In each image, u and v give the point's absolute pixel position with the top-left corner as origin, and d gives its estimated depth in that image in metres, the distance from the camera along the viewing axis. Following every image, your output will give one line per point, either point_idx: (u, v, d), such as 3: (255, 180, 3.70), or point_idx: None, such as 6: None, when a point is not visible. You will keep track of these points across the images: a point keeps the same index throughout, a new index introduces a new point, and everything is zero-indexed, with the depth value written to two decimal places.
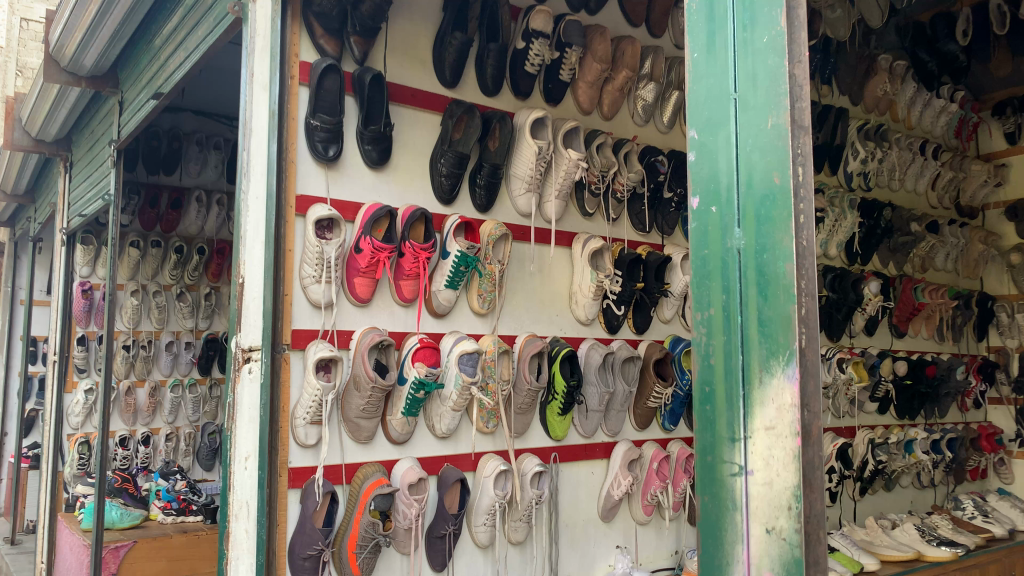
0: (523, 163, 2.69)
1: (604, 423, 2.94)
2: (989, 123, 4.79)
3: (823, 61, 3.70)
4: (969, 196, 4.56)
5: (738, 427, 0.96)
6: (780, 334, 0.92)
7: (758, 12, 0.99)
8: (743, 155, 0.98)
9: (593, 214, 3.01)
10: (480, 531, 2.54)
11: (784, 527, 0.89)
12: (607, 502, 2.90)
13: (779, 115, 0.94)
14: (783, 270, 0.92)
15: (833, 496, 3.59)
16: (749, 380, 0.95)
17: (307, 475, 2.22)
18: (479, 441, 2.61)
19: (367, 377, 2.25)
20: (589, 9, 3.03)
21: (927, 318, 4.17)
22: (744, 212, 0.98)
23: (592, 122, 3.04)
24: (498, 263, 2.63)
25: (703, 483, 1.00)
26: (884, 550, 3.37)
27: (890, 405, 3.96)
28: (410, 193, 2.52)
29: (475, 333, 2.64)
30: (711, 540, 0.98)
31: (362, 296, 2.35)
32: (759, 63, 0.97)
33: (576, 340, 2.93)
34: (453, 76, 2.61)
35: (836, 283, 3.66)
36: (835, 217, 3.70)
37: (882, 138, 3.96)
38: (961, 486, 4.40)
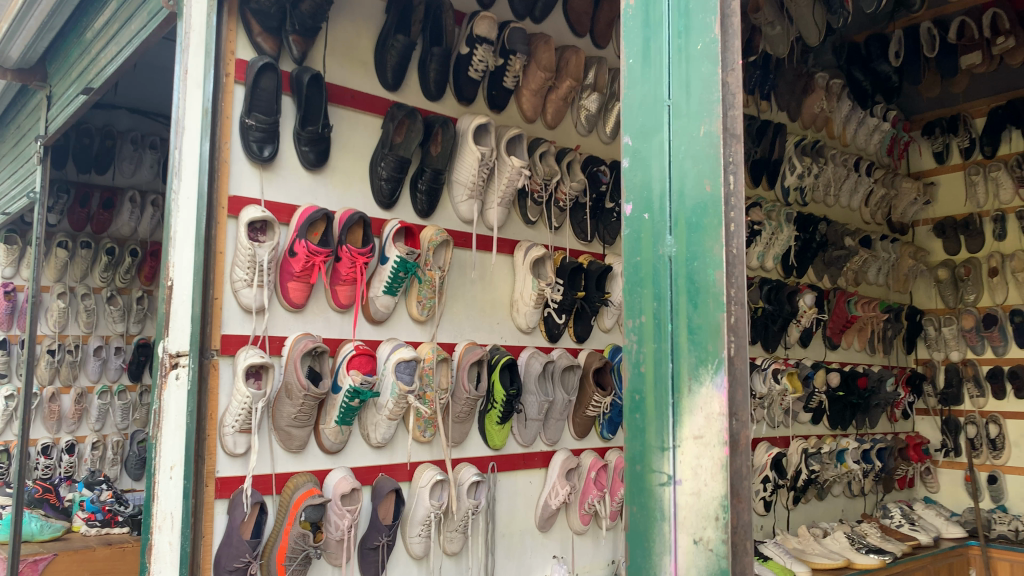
0: (466, 169, 2.66)
1: (543, 432, 2.92)
2: (919, 142, 4.96)
3: (763, 77, 3.79)
4: (900, 212, 4.72)
5: (667, 435, 0.95)
6: (709, 342, 0.91)
7: (692, 20, 0.98)
8: (676, 162, 0.98)
9: (535, 222, 2.99)
10: (415, 542, 2.48)
11: (711, 538, 0.88)
12: (544, 512, 2.88)
13: (712, 123, 0.94)
14: (713, 278, 0.92)
15: (766, 504, 3.64)
16: (678, 389, 0.94)
17: (235, 485, 2.15)
18: (415, 451, 2.56)
19: (300, 385, 2.18)
20: (534, 17, 3.03)
21: (859, 331, 4.30)
22: (676, 219, 0.97)
23: (536, 130, 3.04)
24: (439, 269, 2.59)
25: (631, 492, 0.98)
26: (815, 558, 3.43)
27: (823, 415, 4.04)
28: (349, 197, 2.47)
29: (413, 340, 2.59)
30: (639, 549, 0.97)
31: (296, 301, 2.28)
32: (693, 71, 0.97)
33: (516, 348, 2.91)
34: (395, 79, 2.57)
35: (772, 295, 3.72)
36: (773, 230, 3.75)
37: (818, 154, 4.05)
38: (890, 494, 4.51)
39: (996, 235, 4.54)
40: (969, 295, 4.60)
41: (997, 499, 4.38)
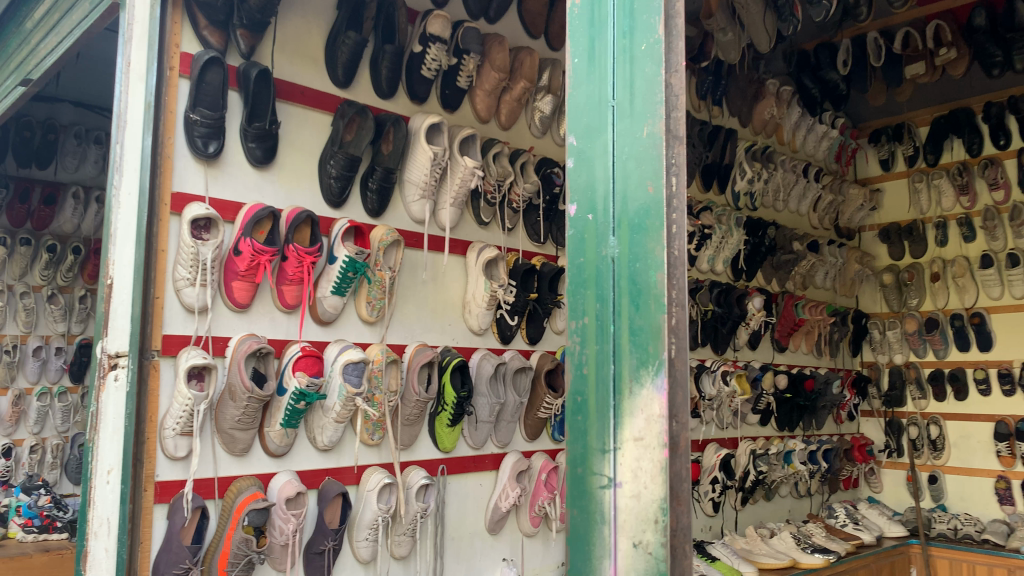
0: (418, 169, 2.64)
1: (494, 434, 2.90)
2: (866, 150, 5.06)
3: (715, 83, 3.84)
4: (847, 218, 4.82)
5: (608, 437, 0.94)
6: (651, 343, 0.91)
7: (637, 20, 0.98)
8: (620, 164, 0.97)
9: (488, 223, 2.97)
10: (362, 546, 2.44)
11: (650, 541, 0.88)
12: (494, 514, 2.86)
13: (655, 124, 0.93)
14: (654, 279, 0.91)
15: (715, 505, 3.67)
16: (620, 391, 0.94)
17: (175, 489, 2.09)
18: (363, 454, 2.52)
19: (244, 387, 2.13)
20: (488, 18, 3.01)
21: (806, 334, 4.38)
22: (619, 221, 0.96)
23: (490, 131, 3.02)
24: (389, 269, 2.55)
25: (572, 496, 0.97)
26: (762, 558, 3.47)
27: (771, 417, 4.09)
28: (297, 194, 2.43)
29: (362, 341, 2.55)
30: (579, 553, 0.96)
31: (241, 301, 2.23)
32: (637, 71, 0.97)
33: (467, 350, 2.89)
34: (346, 76, 2.54)
35: (722, 298, 3.75)
36: (723, 234, 3.79)
37: (767, 160, 4.12)
38: (835, 495, 4.60)
39: (937, 242, 4.67)
40: (912, 300, 4.71)
41: (937, 499, 4.51)
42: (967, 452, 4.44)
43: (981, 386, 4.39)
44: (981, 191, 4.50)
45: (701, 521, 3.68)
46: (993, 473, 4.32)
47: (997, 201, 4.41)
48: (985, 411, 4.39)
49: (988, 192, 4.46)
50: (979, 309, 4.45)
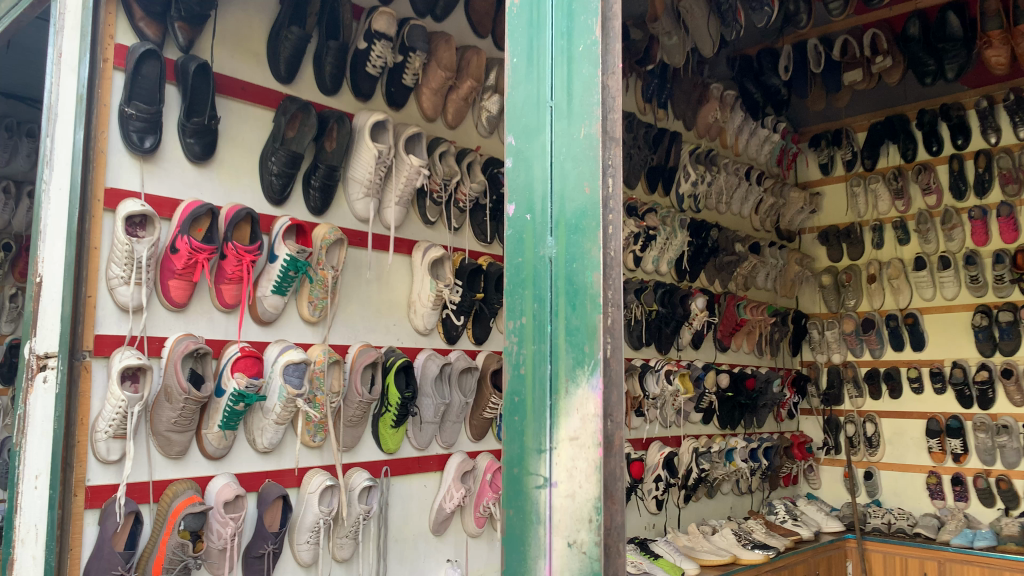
0: (362, 166, 2.60)
1: (439, 435, 2.88)
2: (806, 154, 5.17)
3: (660, 86, 3.88)
4: (787, 221, 4.94)
5: (544, 437, 0.94)
6: (587, 343, 0.91)
7: (575, 21, 0.98)
8: (558, 164, 0.98)
9: (435, 223, 2.94)
10: (303, 549, 2.40)
11: (584, 540, 0.88)
12: (438, 515, 2.84)
13: (592, 125, 0.94)
14: (590, 280, 0.92)
15: (658, 503, 3.71)
16: (556, 390, 0.94)
17: (107, 494, 2.03)
18: (304, 456, 2.48)
19: (180, 389, 2.07)
20: (435, 16, 2.99)
21: (748, 333, 4.46)
22: (557, 222, 0.97)
23: (436, 130, 3.00)
24: (332, 269, 2.51)
25: (508, 496, 0.97)
26: (704, 555, 3.53)
27: (713, 415, 4.15)
28: (237, 191, 2.38)
29: (304, 341, 2.50)
30: (515, 553, 0.96)
31: (178, 300, 2.17)
32: (575, 72, 0.97)
33: (412, 350, 2.85)
34: (288, 72, 2.49)
35: (665, 298, 3.78)
36: (667, 235, 3.84)
37: (711, 163, 4.18)
38: (775, 492, 4.69)
39: (874, 244, 4.80)
40: (850, 300, 4.84)
41: (872, 494, 4.64)
42: (901, 448, 4.59)
43: (915, 385, 4.53)
44: (915, 195, 4.65)
45: (645, 519, 3.72)
46: (925, 468, 4.47)
47: (930, 205, 4.56)
48: (918, 408, 4.53)
49: (922, 197, 4.61)
50: (912, 310, 4.59)
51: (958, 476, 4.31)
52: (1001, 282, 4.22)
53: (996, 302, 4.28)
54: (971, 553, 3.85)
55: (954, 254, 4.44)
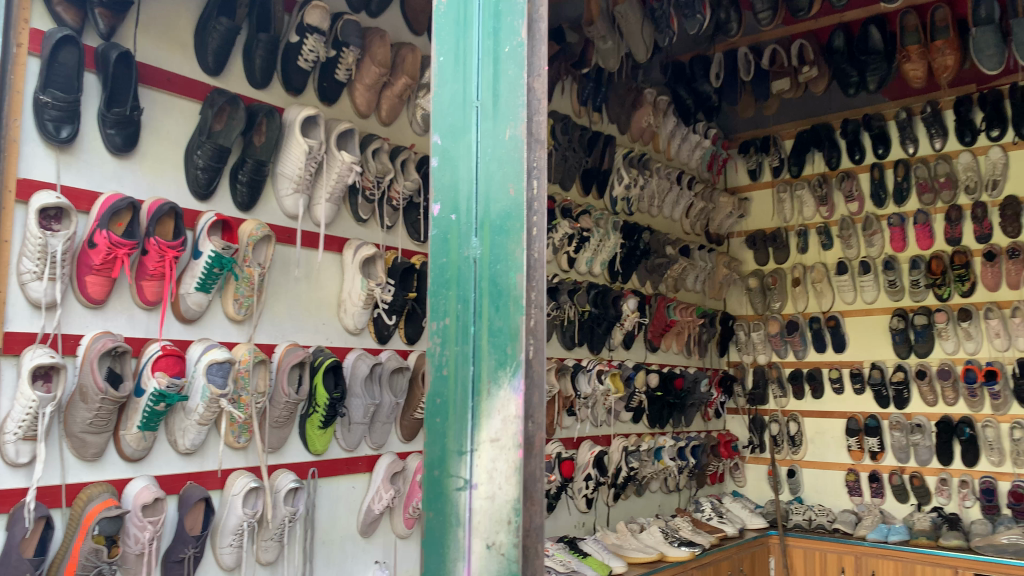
0: (291, 162, 2.56)
1: (368, 435, 2.84)
2: (735, 160, 5.29)
3: (595, 89, 3.94)
4: (717, 225, 5.05)
5: (465, 440, 0.99)
6: (509, 345, 0.97)
7: (501, 22, 1.03)
8: (483, 165, 1.02)
9: (367, 221, 2.89)
10: (226, 553, 2.33)
11: (504, 542, 0.95)
12: (367, 516, 2.80)
13: (518, 127, 0.99)
14: (514, 281, 0.98)
15: (588, 502, 3.75)
16: (478, 393, 0.99)
17: (16, 499, 1.94)
18: (227, 457, 2.42)
19: (96, 388, 2.00)
20: (369, 11, 2.95)
21: (677, 334, 4.54)
22: (482, 223, 1.01)
23: (370, 126, 2.96)
24: (258, 266, 2.46)
25: (428, 499, 1.02)
26: (631, 552, 3.57)
27: (643, 414, 4.20)
28: (160, 184, 2.30)
29: (228, 340, 2.44)
30: (434, 555, 1.01)
31: (95, 297, 2.09)
32: (500, 73, 1.02)
33: (342, 350, 2.79)
34: (217, 64, 2.43)
35: (598, 299, 3.82)
36: (601, 237, 3.88)
37: (644, 166, 4.25)
38: (702, 489, 4.79)
39: (799, 249, 4.93)
40: (775, 303, 4.95)
41: (794, 491, 4.79)
42: (822, 447, 4.74)
43: (836, 385, 4.68)
44: (838, 202, 4.81)
45: (575, 517, 3.75)
46: (844, 466, 4.63)
47: (852, 212, 4.73)
48: (838, 408, 4.69)
49: (844, 204, 4.77)
50: (834, 312, 4.74)
51: (875, 473, 4.49)
52: (917, 286, 4.41)
53: (912, 306, 4.47)
54: (885, 547, 4.02)
55: (874, 259, 4.61)
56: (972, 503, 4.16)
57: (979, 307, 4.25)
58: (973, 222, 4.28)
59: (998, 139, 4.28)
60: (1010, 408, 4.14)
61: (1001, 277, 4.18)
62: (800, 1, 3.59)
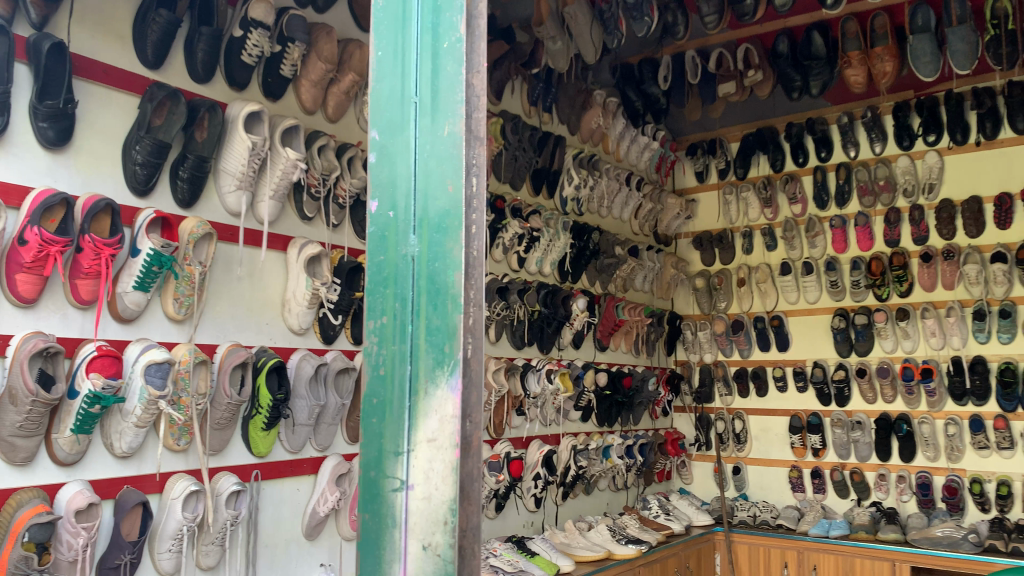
0: (234, 159, 2.51)
1: (313, 437, 2.80)
2: (683, 162, 5.36)
3: (546, 89, 3.96)
4: (665, 226, 5.11)
5: (402, 440, 1.03)
6: (446, 344, 1.02)
7: (440, 17, 1.07)
8: (422, 162, 1.06)
9: (312, 218, 2.85)
10: (164, 559, 2.27)
11: (439, 542, 0.99)
12: (312, 519, 2.76)
13: (456, 124, 1.04)
14: (452, 280, 1.02)
15: (537, 501, 3.75)
16: (414, 392, 1.03)
17: None
18: (166, 460, 2.36)
19: (27, 390, 1.94)
20: (316, 7, 2.91)
21: (626, 333, 4.58)
22: (420, 221, 1.05)
23: (315, 123, 2.92)
24: (199, 264, 2.40)
25: (364, 501, 1.05)
26: (579, 551, 3.59)
27: (592, 412, 4.23)
28: (96, 180, 2.23)
29: (167, 341, 2.38)
30: (370, 556, 1.04)
31: (26, 296, 2.01)
32: (439, 69, 1.07)
33: (286, 350, 2.75)
34: (156, 57, 2.37)
35: (548, 299, 3.83)
36: (551, 237, 3.89)
37: (594, 167, 4.27)
38: (649, 487, 4.83)
39: (744, 249, 5.01)
40: (721, 303, 5.02)
41: (739, 488, 4.87)
42: (766, 444, 4.82)
43: (779, 384, 4.76)
44: (782, 204, 4.91)
45: (523, 516, 3.75)
46: (788, 463, 4.73)
47: (796, 213, 4.83)
48: (782, 406, 4.78)
49: (788, 206, 4.87)
50: (778, 312, 4.83)
51: (817, 469, 4.59)
52: (857, 287, 4.52)
53: (853, 305, 4.59)
54: (826, 542, 4.12)
55: (817, 260, 4.72)
56: (909, 498, 4.30)
57: (916, 307, 4.39)
58: (911, 224, 4.41)
59: (934, 143, 4.42)
60: (945, 404, 4.28)
61: (937, 278, 4.32)
62: (746, 6, 3.64)
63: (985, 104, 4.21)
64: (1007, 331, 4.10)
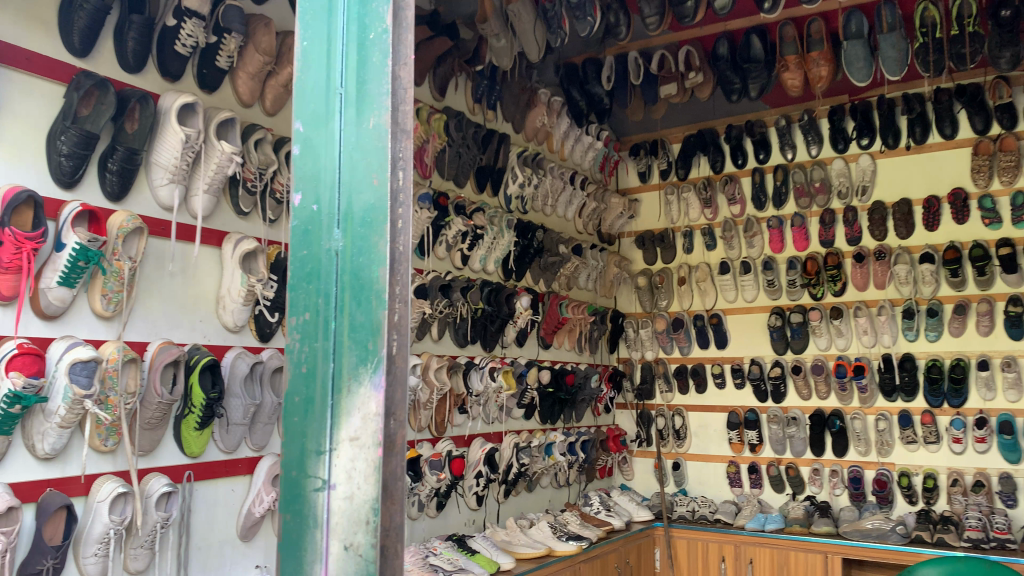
0: (167, 151, 2.44)
1: (249, 437, 2.74)
2: (626, 162, 5.42)
3: (490, 87, 3.97)
4: (608, 225, 5.16)
5: (324, 439, 1.04)
6: (370, 341, 1.03)
7: (367, 9, 1.10)
8: (347, 155, 1.08)
9: (248, 213, 2.79)
10: (89, 564, 2.19)
11: (361, 543, 1.00)
12: (247, 520, 2.70)
13: (381, 116, 1.06)
14: (377, 275, 1.04)
15: (478, 499, 3.74)
16: (337, 389, 1.05)
17: None
18: (92, 461, 2.28)
19: None
20: None
21: (570, 331, 4.61)
22: (344, 216, 1.07)
23: (253, 116, 2.86)
24: (129, 259, 2.34)
25: (286, 501, 1.06)
26: (520, 548, 3.59)
27: (535, 410, 4.24)
28: (18, 171, 2.14)
29: (95, 338, 2.31)
30: (292, 557, 1.05)
31: None
32: (365, 61, 1.09)
33: (220, 349, 2.68)
34: (83, 45, 2.28)
35: (491, 297, 3.82)
36: (494, 235, 3.88)
37: (538, 166, 4.28)
38: (591, 483, 4.87)
39: (685, 249, 5.09)
40: (662, 301, 5.09)
41: (679, 483, 4.94)
42: (705, 440, 4.90)
43: (718, 380, 4.84)
44: (721, 204, 4.98)
45: (464, 515, 3.73)
46: (726, 458, 4.81)
47: (734, 214, 4.91)
48: (720, 402, 4.87)
49: (727, 206, 4.95)
50: (717, 310, 4.91)
51: (754, 464, 4.69)
52: (793, 286, 4.62)
53: (788, 304, 4.70)
54: (762, 536, 4.20)
55: (754, 259, 4.82)
56: (841, 491, 4.43)
57: (849, 306, 4.51)
58: (845, 225, 4.54)
59: (867, 147, 4.55)
60: (875, 401, 4.41)
61: (869, 278, 4.45)
62: (686, 8, 3.69)
63: (916, 110, 4.34)
64: (934, 329, 4.24)
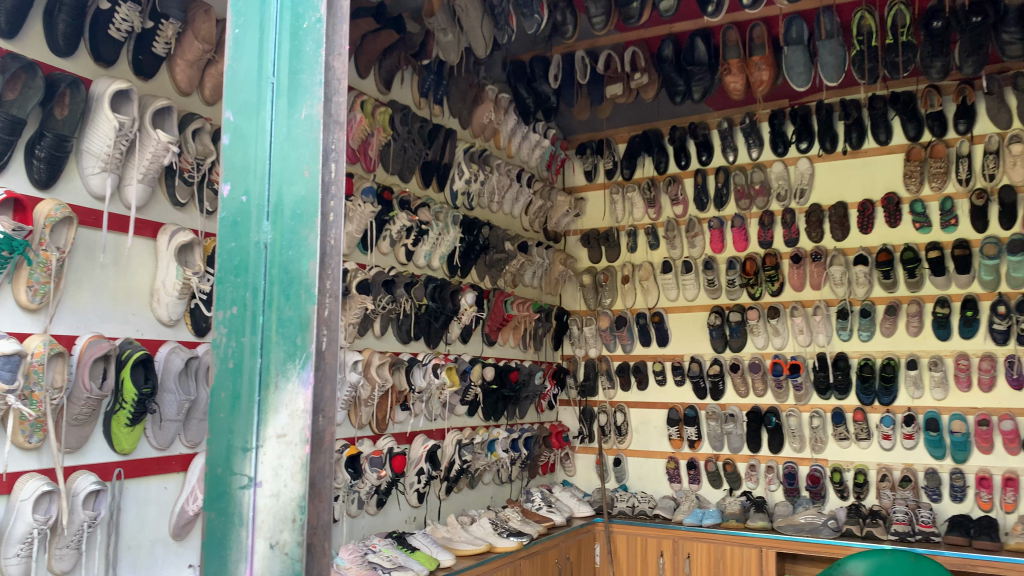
0: (99, 139, 2.36)
1: (182, 434, 2.67)
2: (573, 161, 5.44)
3: (437, 82, 3.93)
4: (554, 223, 5.17)
5: (250, 436, 1.03)
6: (299, 335, 1.03)
7: None
8: (277, 145, 1.07)
9: (185, 204, 2.72)
10: (12, 564, 2.10)
11: (287, 541, 0.99)
12: (179, 519, 2.64)
13: (314, 106, 1.06)
14: (306, 270, 1.04)
15: (419, 496, 3.73)
16: (265, 384, 1.03)
17: None
18: (15, 459, 2.20)
19: None
20: None
21: (514, 328, 4.61)
22: (275, 208, 1.06)
23: (191, 105, 2.78)
24: (56, 250, 2.26)
25: (210, 499, 1.04)
26: (460, 545, 3.59)
27: (478, 407, 4.25)
28: None
29: (19, 331, 2.22)
30: (216, 556, 1.03)
31: None
32: (297, 51, 1.08)
33: (153, 343, 2.60)
34: (10, 25, 2.19)
35: (435, 293, 3.80)
36: (439, 231, 3.86)
37: (484, 162, 4.28)
38: (534, 479, 4.89)
39: (629, 248, 5.14)
40: (606, 299, 5.14)
41: (620, 479, 5.00)
42: (646, 436, 4.97)
43: (659, 377, 4.91)
44: (665, 205, 5.05)
45: (405, 512, 3.71)
46: (665, 455, 4.88)
47: (677, 214, 4.98)
48: (660, 399, 4.94)
49: (670, 207, 5.01)
50: (659, 309, 4.97)
51: (693, 461, 4.77)
52: (733, 285, 4.71)
53: (728, 304, 4.78)
54: (699, 530, 4.28)
55: (696, 259, 4.89)
56: (776, 487, 4.53)
57: (786, 306, 4.62)
58: (783, 227, 4.65)
59: (806, 151, 4.66)
60: (810, 398, 4.52)
61: (806, 278, 4.56)
62: (631, 9, 3.72)
63: (852, 116, 4.46)
64: (867, 329, 4.37)
